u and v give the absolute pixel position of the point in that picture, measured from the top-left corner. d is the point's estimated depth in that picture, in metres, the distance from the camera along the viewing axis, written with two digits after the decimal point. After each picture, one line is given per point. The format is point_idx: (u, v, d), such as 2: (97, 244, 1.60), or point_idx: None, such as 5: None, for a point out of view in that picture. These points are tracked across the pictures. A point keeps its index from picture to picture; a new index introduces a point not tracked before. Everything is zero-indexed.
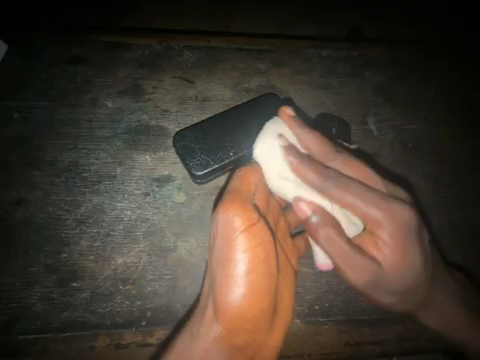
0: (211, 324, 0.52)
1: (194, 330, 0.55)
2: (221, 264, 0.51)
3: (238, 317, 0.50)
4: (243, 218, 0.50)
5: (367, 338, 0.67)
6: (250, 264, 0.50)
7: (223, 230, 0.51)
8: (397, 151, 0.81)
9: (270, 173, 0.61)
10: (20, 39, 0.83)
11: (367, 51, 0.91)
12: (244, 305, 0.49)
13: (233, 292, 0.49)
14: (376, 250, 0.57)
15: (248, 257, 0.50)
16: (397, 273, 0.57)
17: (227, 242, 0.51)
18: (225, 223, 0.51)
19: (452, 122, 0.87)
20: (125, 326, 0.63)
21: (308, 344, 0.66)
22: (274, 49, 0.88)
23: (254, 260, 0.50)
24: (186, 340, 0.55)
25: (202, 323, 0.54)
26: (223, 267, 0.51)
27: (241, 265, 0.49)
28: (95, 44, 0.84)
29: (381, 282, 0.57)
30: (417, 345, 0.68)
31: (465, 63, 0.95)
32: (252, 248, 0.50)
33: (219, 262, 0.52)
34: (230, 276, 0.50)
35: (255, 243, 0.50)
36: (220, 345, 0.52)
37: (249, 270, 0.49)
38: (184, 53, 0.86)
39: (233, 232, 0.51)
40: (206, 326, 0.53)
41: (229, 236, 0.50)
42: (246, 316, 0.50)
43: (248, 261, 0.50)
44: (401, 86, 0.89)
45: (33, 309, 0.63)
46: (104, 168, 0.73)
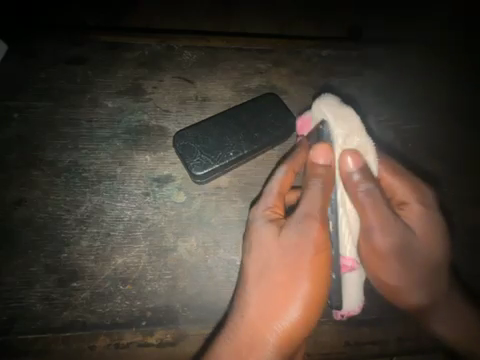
0: (263, 328, 0.56)
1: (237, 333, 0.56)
2: (286, 275, 0.57)
3: (294, 331, 0.56)
4: (318, 243, 0.57)
5: (367, 338, 0.67)
6: (315, 275, 0.56)
7: (304, 246, 0.57)
8: (397, 151, 0.82)
9: (329, 184, 0.60)
10: (20, 39, 0.83)
11: (367, 52, 0.91)
12: (302, 320, 0.56)
13: (294, 307, 0.56)
14: (409, 217, 0.66)
15: (314, 270, 0.56)
16: (425, 239, 0.65)
17: (297, 258, 0.57)
18: (304, 237, 0.57)
19: (453, 123, 0.87)
20: (125, 326, 0.63)
21: (309, 343, 0.66)
22: (274, 50, 0.88)
23: (317, 279, 0.56)
24: (231, 344, 0.56)
25: (258, 330, 0.56)
26: (290, 280, 0.57)
27: (308, 275, 0.56)
28: (95, 44, 0.84)
29: (411, 251, 0.64)
30: (416, 345, 0.68)
31: (465, 64, 0.95)
32: (319, 265, 0.57)
33: (288, 272, 0.57)
34: (296, 292, 0.56)
35: (321, 264, 0.57)
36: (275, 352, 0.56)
37: (314, 280, 0.56)
38: (184, 53, 0.86)
39: (311, 248, 0.57)
40: (258, 329, 0.56)
41: (303, 250, 0.57)
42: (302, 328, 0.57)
43: (314, 275, 0.56)
44: (401, 86, 0.89)
45: (33, 310, 0.63)
46: (104, 168, 0.73)
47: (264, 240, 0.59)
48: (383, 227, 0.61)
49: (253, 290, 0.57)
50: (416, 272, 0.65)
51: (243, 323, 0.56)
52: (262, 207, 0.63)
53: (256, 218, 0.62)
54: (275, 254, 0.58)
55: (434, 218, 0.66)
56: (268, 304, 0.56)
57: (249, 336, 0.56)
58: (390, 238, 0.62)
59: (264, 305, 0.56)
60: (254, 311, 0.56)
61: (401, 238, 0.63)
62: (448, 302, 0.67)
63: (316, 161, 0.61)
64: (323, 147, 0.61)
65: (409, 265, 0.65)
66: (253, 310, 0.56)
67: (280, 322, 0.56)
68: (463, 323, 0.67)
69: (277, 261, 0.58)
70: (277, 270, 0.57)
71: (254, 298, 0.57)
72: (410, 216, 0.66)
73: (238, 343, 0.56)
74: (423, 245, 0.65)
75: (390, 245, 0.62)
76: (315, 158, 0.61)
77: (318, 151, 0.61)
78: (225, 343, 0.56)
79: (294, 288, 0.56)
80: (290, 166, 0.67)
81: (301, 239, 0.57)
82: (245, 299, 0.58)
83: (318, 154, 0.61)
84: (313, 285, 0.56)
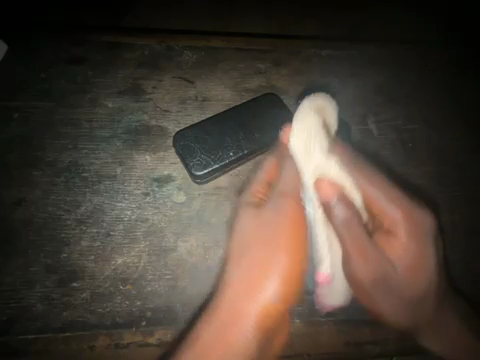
0: (243, 298, 0.63)
1: (219, 305, 0.63)
2: (266, 248, 0.65)
3: (272, 302, 0.63)
4: (292, 219, 0.66)
5: (367, 338, 0.67)
6: (291, 248, 0.65)
7: (279, 223, 0.66)
8: (397, 151, 0.81)
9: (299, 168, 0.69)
10: (21, 39, 0.83)
11: (366, 52, 0.91)
12: (281, 294, 0.63)
13: (272, 280, 0.63)
14: (394, 246, 0.66)
15: (290, 244, 0.65)
16: (412, 274, 0.66)
17: (273, 231, 0.66)
18: (281, 213, 0.67)
19: (453, 122, 0.87)
20: (125, 326, 0.63)
21: (308, 344, 0.66)
22: (274, 50, 0.88)
23: (292, 252, 0.65)
24: (212, 318, 0.62)
25: (240, 304, 0.63)
26: (268, 252, 0.65)
27: (285, 248, 0.65)
28: (95, 45, 0.84)
29: (393, 279, 0.66)
30: (417, 346, 0.67)
31: (464, 63, 0.95)
32: (295, 239, 0.65)
33: (267, 245, 0.66)
34: (273, 261, 0.64)
35: (296, 239, 0.65)
36: (256, 321, 0.63)
37: (290, 252, 0.65)
38: (184, 53, 0.86)
39: (287, 223, 0.66)
40: (239, 300, 0.63)
41: (280, 224, 0.66)
42: (280, 300, 0.63)
43: (290, 247, 0.65)
44: (401, 86, 0.89)
45: (33, 310, 0.63)
46: (104, 168, 0.73)
47: (245, 218, 0.67)
48: (363, 259, 0.64)
49: (235, 267, 0.64)
50: (400, 301, 0.67)
51: (225, 296, 0.63)
52: (248, 192, 0.70)
53: (242, 204, 0.69)
54: (255, 231, 0.66)
55: (414, 246, 0.65)
56: (249, 279, 0.64)
57: (232, 310, 0.63)
58: (372, 274, 0.65)
59: (244, 276, 0.64)
60: (236, 284, 0.63)
61: (379, 279, 0.65)
62: (437, 320, 0.68)
63: (287, 144, 0.72)
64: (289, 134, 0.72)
65: (392, 290, 0.67)
66: (234, 283, 0.63)
67: (260, 294, 0.63)
68: (454, 338, 0.68)
69: (255, 238, 0.66)
70: (257, 244, 0.66)
71: (236, 273, 0.64)
72: (395, 252, 0.66)
73: (221, 316, 0.63)
74: (406, 274, 0.66)
75: (371, 284, 0.65)
76: (286, 142, 0.72)
77: (286, 137, 0.72)
78: (206, 326, 0.62)
79: (271, 260, 0.65)
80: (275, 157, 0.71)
81: (278, 215, 0.67)
82: (227, 275, 0.64)
83: (286, 139, 0.72)
84: (288, 257, 0.64)
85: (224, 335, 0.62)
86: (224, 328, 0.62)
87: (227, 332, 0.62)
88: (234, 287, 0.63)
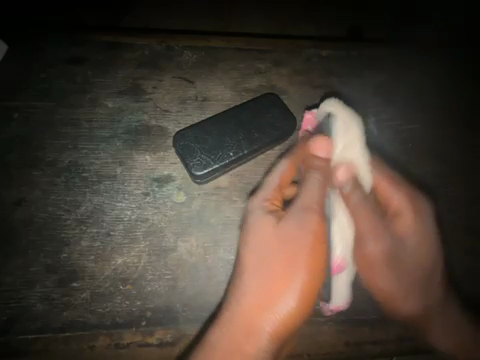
0: (256, 316, 0.57)
1: (228, 320, 0.57)
2: (284, 265, 0.57)
3: (289, 320, 0.57)
4: (316, 233, 0.58)
5: (367, 338, 0.67)
6: (313, 265, 0.57)
7: (301, 237, 0.57)
8: (397, 151, 0.81)
9: (325, 172, 0.62)
10: (20, 39, 0.83)
11: (367, 52, 0.91)
12: (297, 309, 0.57)
13: (290, 296, 0.56)
14: (401, 226, 0.73)
15: (312, 261, 0.57)
16: (416, 250, 0.72)
17: (293, 246, 0.57)
18: (304, 225, 0.58)
19: (453, 123, 0.87)
20: (125, 326, 0.63)
21: (308, 343, 0.66)
22: (274, 50, 0.88)
23: (312, 269, 0.57)
24: (223, 335, 0.57)
25: (255, 317, 0.57)
26: (287, 270, 0.57)
27: (306, 266, 0.56)
28: (95, 45, 0.84)
29: (399, 256, 0.73)
30: (416, 345, 0.68)
31: (464, 64, 0.95)
32: (316, 255, 0.57)
33: (285, 263, 0.57)
34: (293, 280, 0.57)
35: (318, 255, 0.57)
36: (270, 342, 0.57)
37: (312, 270, 0.57)
38: (184, 52, 0.86)
39: (309, 237, 0.57)
40: (252, 317, 0.57)
41: (301, 238, 0.57)
42: (297, 317, 0.57)
43: (312, 264, 0.57)
44: (401, 86, 0.89)
45: (33, 310, 0.63)
46: (104, 168, 0.73)
47: (259, 227, 0.60)
48: (376, 237, 0.70)
49: (250, 277, 0.58)
50: (406, 280, 0.72)
51: (236, 311, 0.58)
52: (261, 193, 0.65)
53: (257, 207, 0.63)
54: (274, 241, 0.59)
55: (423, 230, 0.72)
56: (265, 291, 0.57)
57: (247, 322, 0.57)
58: (384, 257, 0.71)
59: (258, 293, 0.57)
60: (249, 301, 0.57)
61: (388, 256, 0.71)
62: (440, 309, 0.70)
63: (317, 153, 0.63)
64: (319, 141, 0.63)
65: (398, 268, 0.72)
66: (248, 299, 0.57)
67: (276, 311, 0.56)
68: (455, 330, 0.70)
69: (276, 250, 0.58)
70: (274, 257, 0.58)
71: (250, 289, 0.57)
72: (404, 232, 0.72)
73: (233, 330, 0.57)
74: (414, 252, 0.72)
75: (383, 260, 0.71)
76: (315, 150, 0.63)
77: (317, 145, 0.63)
78: (214, 337, 0.57)
79: (291, 278, 0.57)
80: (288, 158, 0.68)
81: (299, 228, 0.58)
82: (242, 286, 0.58)
83: (319, 145, 0.63)
84: (309, 276, 0.57)
85: (237, 353, 0.56)
86: (234, 348, 0.57)
87: (239, 351, 0.56)
88: (247, 304, 0.57)
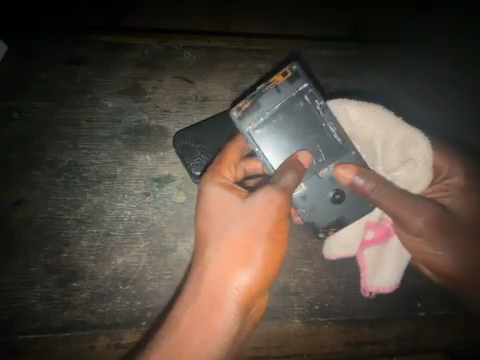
0: (220, 288, 0.53)
1: (193, 290, 0.54)
2: (246, 236, 0.54)
3: (250, 291, 0.54)
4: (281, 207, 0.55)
5: (367, 338, 0.67)
6: (273, 237, 0.55)
7: (264, 208, 0.54)
8: None
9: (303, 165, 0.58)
10: (20, 39, 0.83)
11: (367, 51, 0.91)
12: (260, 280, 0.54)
13: (253, 268, 0.53)
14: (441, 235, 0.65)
15: (273, 231, 0.55)
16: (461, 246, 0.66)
17: (258, 217, 0.54)
18: (268, 198, 0.54)
19: (449, 125, 0.89)
20: (125, 326, 0.63)
21: (308, 344, 0.66)
22: (274, 49, 0.88)
23: (276, 241, 0.55)
24: (192, 308, 0.53)
25: (219, 287, 0.53)
26: (248, 240, 0.54)
27: (267, 236, 0.54)
28: (95, 44, 0.84)
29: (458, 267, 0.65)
30: (416, 345, 0.68)
31: (460, 68, 0.97)
32: (277, 229, 0.55)
33: (246, 234, 0.54)
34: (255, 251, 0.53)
35: (282, 231, 0.56)
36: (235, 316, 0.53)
37: (272, 241, 0.54)
38: (184, 53, 0.86)
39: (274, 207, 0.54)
40: (217, 290, 0.53)
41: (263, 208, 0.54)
42: (257, 288, 0.54)
43: (273, 235, 0.55)
44: (398, 88, 0.90)
45: (33, 309, 0.63)
46: (104, 168, 0.73)
47: (217, 198, 0.57)
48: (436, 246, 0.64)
49: (213, 249, 0.54)
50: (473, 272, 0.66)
51: (199, 284, 0.54)
52: (210, 172, 0.60)
53: (210, 184, 0.59)
54: (238, 215, 0.55)
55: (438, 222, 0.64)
56: (228, 263, 0.53)
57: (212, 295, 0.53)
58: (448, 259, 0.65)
59: (221, 265, 0.53)
60: (213, 273, 0.53)
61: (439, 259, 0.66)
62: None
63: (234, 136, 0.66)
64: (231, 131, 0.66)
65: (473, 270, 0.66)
66: (212, 271, 0.53)
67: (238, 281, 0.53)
68: None
69: (239, 221, 0.55)
70: (234, 227, 0.54)
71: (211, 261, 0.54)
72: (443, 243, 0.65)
73: (199, 302, 0.53)
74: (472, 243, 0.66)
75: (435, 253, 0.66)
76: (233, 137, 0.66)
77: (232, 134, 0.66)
78: (184, 311, 0.53)
79: (253, 249, 0.54)
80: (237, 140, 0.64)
81: (263, 201, 0.55)
82: (207, 258, 0.54)
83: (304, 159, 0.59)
84: (272, 248, 0.54)
85: (203, 322, 0.52)
86: (198, 321, 0.52)
87: (206, 323, 0.52)
88: (211, 277, 0.53)
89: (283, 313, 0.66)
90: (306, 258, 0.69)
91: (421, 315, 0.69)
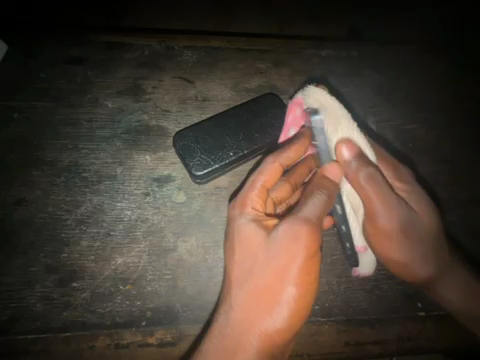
0: (250, 333, 0.51)
1: (217, 334, 0.52)
2: (274, 279, 0.51)
3: (276, 337, 0.51)
4: (307, 245, 0.51)
5: (368, 338, 0.67)
6: (303, 283, 0.51)
7: (289, 247, 0.51)
8: (397, 150, 0.81)
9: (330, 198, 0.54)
10: (20, 39, 0.83)
11: (367, 52, 0.91)
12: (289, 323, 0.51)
13: (281, 312, 0.51)
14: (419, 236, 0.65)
15: (304, 277, 0.51)
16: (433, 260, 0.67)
17: (285, 257, 0.51)
18: (294, 238, 0.51)
19: (455, 122, 0.87)
20: (125, 326, 0.62)
21: (309, 344, 0.66)
22: (274, 50, 0.88)
23: (305, 283, 0.51)
24: (212, 350, 0.51)
25: (243, 333, 0.51)
26: (277, 284, 0.51)
27: (296, 281, 0.51)
28: (95, 44, 0.84)
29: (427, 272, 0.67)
30: (416, 346, 0.68)
31: (464, 63, 0.95)
32: (309, 274, 0.52)
33: (275, 279, 0.51)
34: (281, 296, 0.51)
35: (311, 271, 0.52)
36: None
37: (301, 287, 0.51)
38: (184, 52, 0.86)
39: (303, 247, 0.51)
40: (244, 336, 0.51)
41: (292, 250, 0.51)
42: (288, 333, 0.52)
43: (303, 281, 0.51)
44: (401, 86, 0.89)
45: (33, 310, 0.63)
46: (104, 168, 0.73)
47: (245, 231, 0.56)
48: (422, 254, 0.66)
49: (239, 292, 0.53)
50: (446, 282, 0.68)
51: (227, 329, 0.52)
52: (239, 202, 0.60)
53: (242, 217, 0.58)
54: (262, 252, 0.53)
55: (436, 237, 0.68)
56: (252, 307, 0.51)
57: (233, 344, 0.51)
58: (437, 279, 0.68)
59: (249, 310, 0.51)
60: (236, 314, 0.52)
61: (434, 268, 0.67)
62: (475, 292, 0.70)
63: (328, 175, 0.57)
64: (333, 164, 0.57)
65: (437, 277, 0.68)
66: (235, 313, 0.52)
67: (263, 329, 0.50)
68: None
69: (263, 263, 0.52)
70: (262, 270, 0.52)
71: (239, 302, 0.52)
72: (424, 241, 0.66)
73: (222, 346, 0.51)
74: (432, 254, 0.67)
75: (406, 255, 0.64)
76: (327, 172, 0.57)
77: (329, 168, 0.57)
78: (205, 353, 0.52)
79: (279, 295, 0.51)
80: (277, 161, 0.63)
81: (288, 243, 0.51)
82: (232, 298, 0.53)
83: (329, 169, 0.57)
84: (300, 290, 0.51)
85: None
86: None
87: None
88: (235, 318, 0.52)
89: None
90: None
91: (421, 315, 0.69)
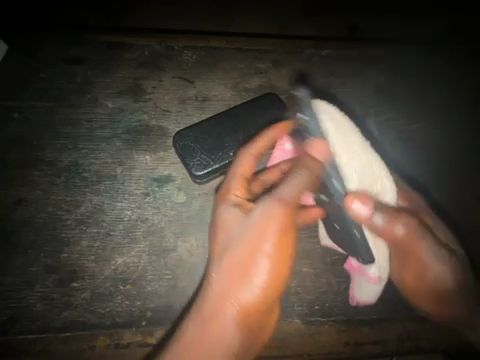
0: (228, 302, 0.56)
1: (202, 306, 0.57)
2: (249, 254, 0.56)
3: (252, 307, 0.56)
4: (277, 222, 0.55)
5: (369, 338, 0.67)
6: (277, 255, 0.56)
7: (265, 226, 0.55)
8: (397, 149, 0.82)
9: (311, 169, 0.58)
10: (20, 39, 0.82)
11: (367, 52, 0.91)
12: (266, 292, 0.56)
13: (254, 282, 0.56)
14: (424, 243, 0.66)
15: (276, 250, 0.55)
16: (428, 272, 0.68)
17: (259, 232, 0.55)
18: (267, 217, 0.56)
19: (456, 121, 0.87)
20: (125, 326, 0.63)
21: (309, 344, 0.66)
22: (273, 50, 0.88)
23: (279, 255, 0.56)
24: (196, 319, 0.57)
25: (222, 301, 0.56)
26: (251, 258, 0.56)
27: (269, 256, 0.55)
28: (95, 45, 0.84)
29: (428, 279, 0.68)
30: (417, 347, 0.68)
31: (463, 65, 0.96)
32: (283, 246, 0.56)
33: (250, 254, 0.56)
34: (255, 268, 0.55)
35: (284, 245, 0.56)
36: (238, 323, 0.57)
37: (274, 260, 0.55)
38: (184, 53, 0.86)
39: (275, 223, 0.55)
40: (223, 304, 0.56)
41: (265, 227, 0.55)
42: (264, 302, 0.57)
43: (276, 253, 0.55)
44: (401, 85, 0.89)
45: (33, 310, 0.63)
46: (104, 168, 0.73)
47: (227, 211, 0.60)
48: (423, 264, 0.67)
49: (218, 267, 0.57)
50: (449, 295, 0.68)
51: (209, 300, 0.57)
52: (222, 192, 0.62)
53: (224, 202, 0.61)
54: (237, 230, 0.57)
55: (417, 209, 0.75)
56: (233, 280, 0.56)
57: (214, 312, 0.56)
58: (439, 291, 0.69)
59: (225, 282, 0.56)
60: (216, 286, 0.56)
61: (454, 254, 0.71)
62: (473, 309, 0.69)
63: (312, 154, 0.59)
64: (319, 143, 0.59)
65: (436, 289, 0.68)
66: (215, 286, 0.56)
67: (239, 297, 0.56)
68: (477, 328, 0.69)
69: (239, 238, 0.56)
70: (239, 246, 0.56)
71: (218, 276, 0.57)
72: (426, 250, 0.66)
73: (204, 313, 0.57)
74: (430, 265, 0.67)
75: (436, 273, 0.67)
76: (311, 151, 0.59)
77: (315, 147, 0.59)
78: (189, 321, 0.57)
79: (253, 267, 0.56)
80: (248, 150, 0.65)
81: (263, 222, 0.56)
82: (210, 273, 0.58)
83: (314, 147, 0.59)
84: (272, 262, 0.55)
85: (209, 331, 0.56)
86: (205, 335, 0.56)
87: (209, 330, 0.56)
88: (216, 289, 0.56)
89: (283, 312, 0.67)
90: (305, 257, 0.71)
91: (421, 316, 0.69)
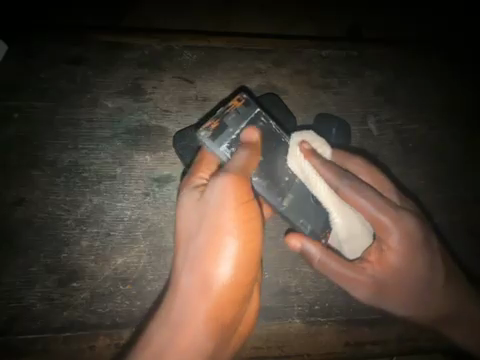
0: (201, 289, 0.56)
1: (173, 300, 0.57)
2: (215, 234, 0.57)
3: (227, 289, 0.56)
4: (237, 196, 0.57)
5: (367, 338, 0.70)
6: (242, 231, 0.57)
7: (221, 205, 0.57)
8: (396, 152, 0.85)
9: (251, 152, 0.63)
10: (18, 36, 0.80)
11: (370, 51, 0.90)
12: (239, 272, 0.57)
13: (224, 263, 0.56)
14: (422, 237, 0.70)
15: (241, 224, 0.57)
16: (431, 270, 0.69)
17: (222, 208, 0.57)
18: (224, 194, 0.57)
19: (454, 123, 0.90)
20: (125, 325, 0.65)
21: (309, 344, 0.68)
22: (274, 49, 0.87)
23: (244, 230, 0.58)
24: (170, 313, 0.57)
25: (196, 289, 0.56)
26: (216, 239, 0.57)
27: (234, 232, 0.57)
28: (95, 44, 0.82)
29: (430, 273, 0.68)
30: (416, 345, 0.71)
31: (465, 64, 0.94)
32: (246, 222, 0.58)
33: (214, 233, 0.57)
34: (222, 249, 0.56)
35: (247, 219, 0.58)
36: (214, 311, 0.56)
37: (241, 236, 0.57)
38: (184, 53, 0.84)
39: (234, 199, 0.57)
40: (196, 291, 0.56)
41: (222, 206, 0.57)
42: (237, 283, 0.57)
43: (241, 228, 0.57)
44: (401, 86, 0.89)
45: (33, 309, 0.64)
46: (104, 168, 0.73)
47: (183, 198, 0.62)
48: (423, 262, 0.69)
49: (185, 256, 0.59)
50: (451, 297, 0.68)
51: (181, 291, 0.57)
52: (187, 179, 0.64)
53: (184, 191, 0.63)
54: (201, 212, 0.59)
55: None
56: (199, 263, 0.57)
57: (188, 301, 0.56)
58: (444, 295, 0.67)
59: (195, 269, 0.57)
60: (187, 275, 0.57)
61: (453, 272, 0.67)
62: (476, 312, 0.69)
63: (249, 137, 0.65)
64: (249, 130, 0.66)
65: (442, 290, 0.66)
66: (185, 275, 0.57)
67: (211, 281, 0.56)
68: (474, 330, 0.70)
69: (203, 222, 0.58)
70: (203, 229, 0.58)
71: (186, 264, 0.58)
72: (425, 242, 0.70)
73: (177, 304, 0.57)
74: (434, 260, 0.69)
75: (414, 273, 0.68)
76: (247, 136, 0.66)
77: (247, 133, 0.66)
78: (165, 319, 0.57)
79: (220, 248, 0.56)
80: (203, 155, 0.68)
81: (221, 201, 0.57)
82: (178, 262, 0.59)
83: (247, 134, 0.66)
84: (239, 238, 0.57)
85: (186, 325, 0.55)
86: (184, 329, 0.55)
87: (186, 324, 0.55)
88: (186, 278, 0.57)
89: (284, 314, 0.68)
90: None
91: None
